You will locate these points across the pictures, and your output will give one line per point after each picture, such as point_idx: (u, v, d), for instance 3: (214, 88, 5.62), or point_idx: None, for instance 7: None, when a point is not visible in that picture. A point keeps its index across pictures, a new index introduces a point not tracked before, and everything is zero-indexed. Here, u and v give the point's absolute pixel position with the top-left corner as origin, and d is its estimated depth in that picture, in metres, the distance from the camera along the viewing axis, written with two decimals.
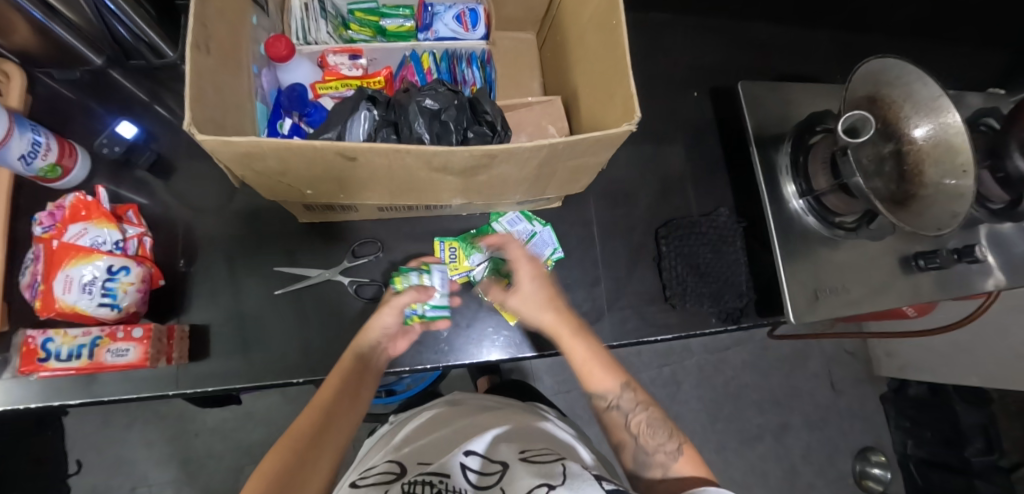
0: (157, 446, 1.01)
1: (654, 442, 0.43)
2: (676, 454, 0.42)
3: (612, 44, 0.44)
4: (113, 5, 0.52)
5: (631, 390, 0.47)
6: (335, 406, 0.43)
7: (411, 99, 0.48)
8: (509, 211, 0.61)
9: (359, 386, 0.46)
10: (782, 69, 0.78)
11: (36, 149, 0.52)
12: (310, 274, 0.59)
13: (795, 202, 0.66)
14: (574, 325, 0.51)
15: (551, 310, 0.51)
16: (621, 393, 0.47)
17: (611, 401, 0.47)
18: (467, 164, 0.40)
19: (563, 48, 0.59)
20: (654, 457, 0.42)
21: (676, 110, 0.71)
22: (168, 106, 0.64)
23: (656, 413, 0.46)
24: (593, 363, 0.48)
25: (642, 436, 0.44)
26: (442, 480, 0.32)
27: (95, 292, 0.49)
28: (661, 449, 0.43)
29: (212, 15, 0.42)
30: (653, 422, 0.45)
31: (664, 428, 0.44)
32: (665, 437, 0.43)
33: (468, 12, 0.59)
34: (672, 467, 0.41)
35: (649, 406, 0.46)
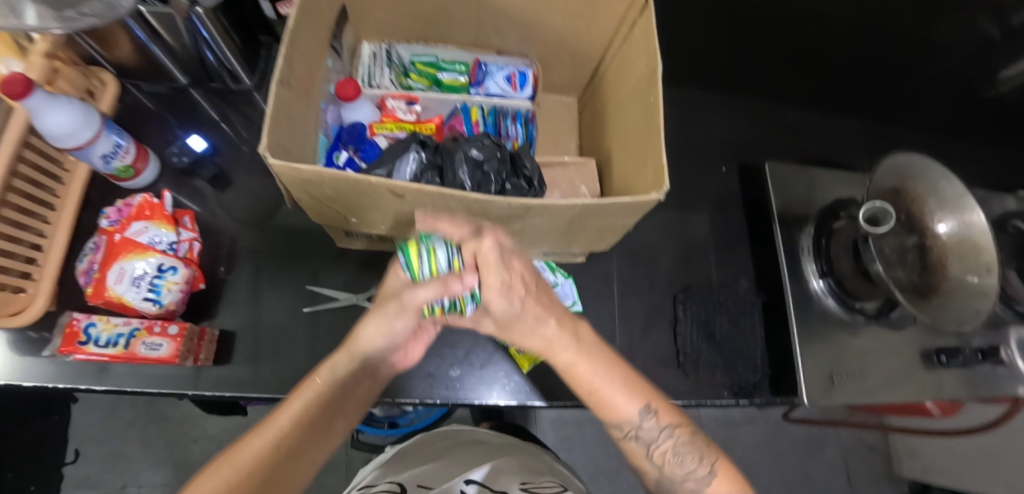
0: (155, 445, 1.02)
1: (681, 469, 0.42)
2: (708, 480, 0.41)
3: (647, 115, 0.48)
4: (207, 34, 0.59)
5: (655, 415, 0.43)
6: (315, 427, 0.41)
7: (459, 148, 0.53)
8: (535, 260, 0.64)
9: (343, 411, 0.44)
10: (812, 153, 0.81)
11: (117, 150, 0.58)
12: (338, 297, 0.62)
13: (815, 283, 0.67)
14: (576, 338, 0.44)
15: (548, 321, 0.42)
16: (640, 422, 0.43)
17: (628, 432, 0.43)
18: (503, 213, 0.43)
19: (602, 115, 0.64)
20: (682, 485, 0.42)
21: (704, 181, 0.74)
22: (234, 124, 0.70)
23: (686, 437, 0.43)
24: (628, 382, 0.44)
25: (668, 464, 0.43)
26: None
27: (143, 286, 0.53)
28: (691, 475, 0.41)
29: (297, 58, 0.48)
30: (680, 451, 0.42)
31: (693, 453, 0.42)
32: (695, 460, 0.42)
33: (518, 74, 0.64)
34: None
35: (676, 429, 0.43)
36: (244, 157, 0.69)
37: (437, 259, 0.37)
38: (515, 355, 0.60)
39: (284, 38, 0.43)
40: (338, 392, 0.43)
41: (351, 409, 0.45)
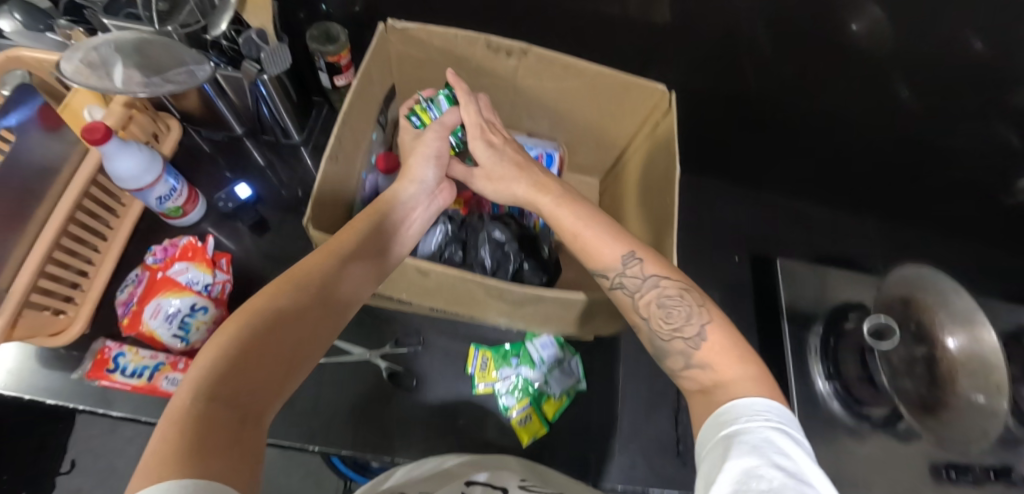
0: None
1: (670, 327, 0.41)
2: (700, 338, 0.39)
3: (662, 211, 0.51)
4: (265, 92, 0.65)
5: (639, 262, 0.43)
6: (290, 331, 0.35)
7: (484, 228, 0.57)
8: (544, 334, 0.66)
9: (324, 309, 0.38)
10: (822, 249, 0.83)
11: (171, 193, 0.63)
12: (353, 350, 0.64)
13: (821, 384, 0.68)
14: (556, 195, 0.50)
15: (524, 183, 0.52)
16: (624, 265, 0.43)
17: (614, 279, 0.43)
18: (519, 299, 0.46)
19: (621, 201, 0.68)
20: (672, 346, 0.41)
21: (718, 266, 0.75)
22: (279, 173, 0.76)
23: (676, 291, 0.41)
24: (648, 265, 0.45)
25: (655, 318, 0.42)
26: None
27: (174, 323, 0.57)
28: (682, 338, 0.40)
29: (347, 137, 0.53)
30: (666, 303, 0.41)
31: (681, 311, 0.40)
32: (693, 322, 0.40)
33: (546, 155, 0.69)
34: (694, 354, 0.39)
35: (662, 281, 0.42)
36: (282, 205, 0.74)
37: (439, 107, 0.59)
38: (517, 426, 0.60)
39: (337, 122, 0.48)
40: (303, 283, 0.38)
41: (337, 311, 0.40)
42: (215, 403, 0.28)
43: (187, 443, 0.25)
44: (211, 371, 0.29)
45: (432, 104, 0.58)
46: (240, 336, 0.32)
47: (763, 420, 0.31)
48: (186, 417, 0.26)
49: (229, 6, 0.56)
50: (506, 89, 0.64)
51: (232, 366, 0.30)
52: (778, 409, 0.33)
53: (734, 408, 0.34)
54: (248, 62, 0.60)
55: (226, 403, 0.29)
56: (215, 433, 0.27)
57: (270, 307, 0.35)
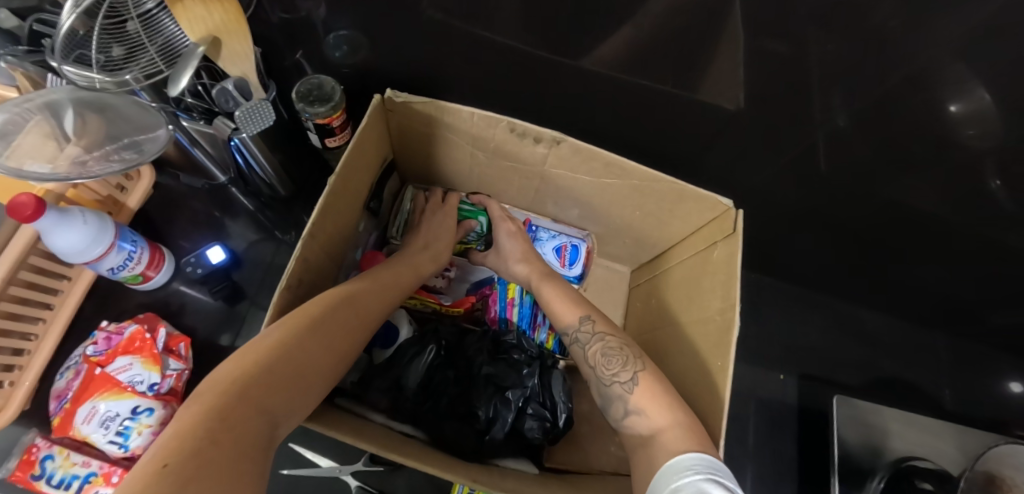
0: None
1: (610, 373, 0.40)
2: (633, 385, 0.38)
3: (707, 378, 0.39)
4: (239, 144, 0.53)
5: (593, 323, 0.45)
6: (321, 353, 0.31)
7: (481, 367, 0.47)
8: None
9: (364, 314, 0.38)
10: (879, 372, 0.71)
11: (127, 261, 0.54)
12: (321, 462, 0.55)
13: None
14: (544, 271, 0.52)
15: (522, 261, 0.53)
16: (579, 322, 0.45)
17: (571, 334, 0.45)
18: (530, 482, 0.37)
19: (654, 318, 0.56)
20: (613, 390, 0.39)
21: (758, 386, 0.67)
22: (267, 229, 0.66)
23: (617, 345, 0.41)
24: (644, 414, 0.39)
25: (600, 367, 0.41)
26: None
27: (112, 428, 0.48)
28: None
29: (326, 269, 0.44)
30: (608, 352, 0.41)
31: (619, 358, 0.40)
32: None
33: (569, 246, 0.60)
34: (631, 400, 0.37)
35: (607, 336, 0.43)
36: (263, 268, 0.64)
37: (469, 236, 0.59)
38: None
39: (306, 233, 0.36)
40: (340, 302, 0.35)
41: (370, 316, 0.38)
42: (253, 412, 0.23)
43: (217, 450, 0.19)
44: (249, 377, 0.25)
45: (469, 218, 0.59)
46: (284, 345, 0.28)
47: (695, 474, 0.27)
48: (217, 411, 0.21)
49: (193, 57, 0.42)
50: (531, 176, 0.53)
51: (263, 372, 0.26)
52: (712, 461, 0.29)
53: (671, 462, 0.29)
54: (221, 118, 0.51)
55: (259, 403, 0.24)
56: (242, 442, 0.21)
57: (315, 319, 0.31)
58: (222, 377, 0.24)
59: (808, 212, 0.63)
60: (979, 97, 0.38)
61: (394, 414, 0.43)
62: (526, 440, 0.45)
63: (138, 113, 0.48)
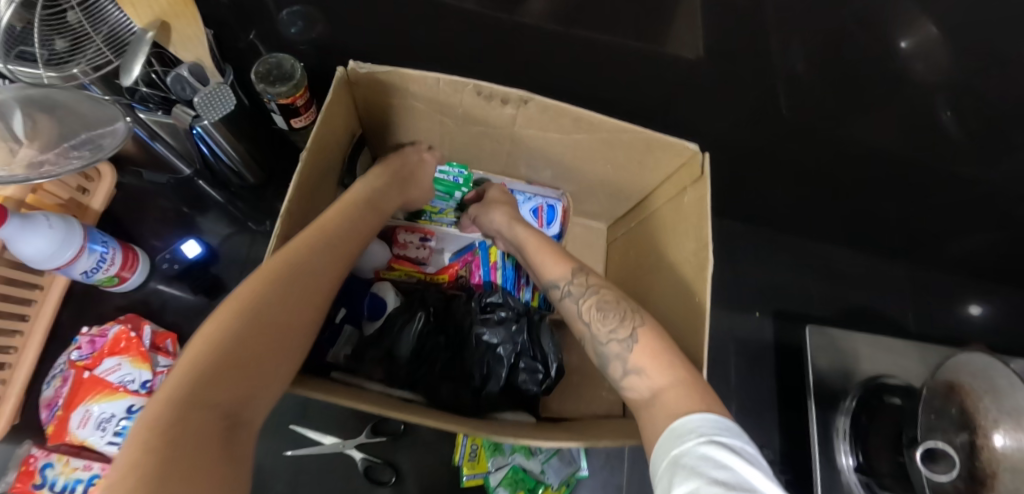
0: None
1: (606, 329, 0.37)
2: (631, 342, 0.35)
3: (692, 312, 0.41)
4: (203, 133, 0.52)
5: (585, 276, 0.43)
6: (290, 315, 0.28)
7: (469, 327, 0.48)
8: None
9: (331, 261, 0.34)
10: (847, 302, 0.76)
11: (100, 263, 0.53)
12: (323, 440, 0.55)
13: (850, 473, 0.61)
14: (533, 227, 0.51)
15: (503, 209, 0.52)
16: (571, 275, 0.43)
17: (562, 287, 0.43)
18: (523, 430, 0.38)
19: (636, 268, 0.57)
20: (609, 349, 0.36)
21: (738, 325, 0.70)
22: (238, 218, 0.65)
23: (613, 298, 0.39)
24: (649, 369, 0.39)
25: (595, 323, 0.38)
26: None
27: (109, 430, 0.48)
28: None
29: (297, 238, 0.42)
30: (603, 306, 0.39)
31: (616, 313, 0.38)
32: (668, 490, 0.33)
33: (547, 207, 0.60)
34: (630, 360, 0.35)
35: (601, 289, 0.40)
36: (241, 259, 0.64)
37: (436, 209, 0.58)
38: None
39: (282, 213, 0.34)
40: (303, 259, 0.31)
41: (337, 260, 0.34)
42: (211, 402, 0.21)
43: (164, 463, 0.17)
44: (205, 365, 0.22)
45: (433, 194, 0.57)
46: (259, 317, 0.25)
47: (697, 436, 0.26)
48: (169, 419, 0.18)
49: (142, 43, 0.42)
50: (502, 138, 0.53)
51: (224, 355, 0.23)
52: (719, 421, 0.27)
53: (674, 424, 0.28)
54: (180, 106, 0.50)
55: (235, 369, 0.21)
56: (207, 440, 0.19)
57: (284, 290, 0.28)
58: (171, 376, 0.21)
59: (772, 154, 0.65)
60: (926, 30, 0.40)
61: (390, 382, 0.44)
62: (523, 394, 0.46)
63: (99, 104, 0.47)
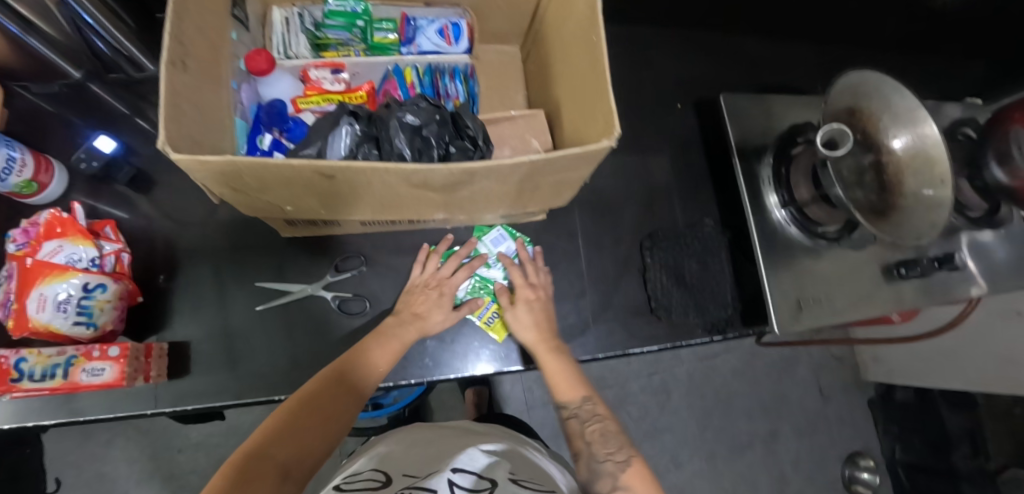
0: (159, 460, 1.05)
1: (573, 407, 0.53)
2: (625, 464, 0.45)
3: (596, 53, 0.44)
4: (91, 20, 0.52)
5: (580, 390, 0.54)
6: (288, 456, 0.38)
7: (392, 115, 0.49)
8: (493, 231, 0.65)
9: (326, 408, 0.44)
10: (761, 83, 0.81)
11: (11, 164, 0.50)
12: (291, 289, 0.60)
13: (777, 213, 0.68)
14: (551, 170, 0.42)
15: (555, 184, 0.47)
16: (579, 402, 0.53)
17: (571, 410, 0.53)
18: (446, 182, 0.41)
19: (547, 62, 0.59)
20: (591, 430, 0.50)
21: (662, 121, 0.75)
22: (149, 118, 0.65)
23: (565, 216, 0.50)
24: (563, 375, 0.55)
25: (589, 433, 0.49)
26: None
27: (70, 311, 0.48)
28: (611, 458, 0.46)
29: (191, 32, 0.41)
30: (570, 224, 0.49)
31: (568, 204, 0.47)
32: (616, 449, 0.47)
33: (451, 26, 0.60)
34: (620, 477, 0.44)
35: (598, 412, 0.52)
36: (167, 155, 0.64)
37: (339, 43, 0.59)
38: (486, 326, 0.61)
39: (161, 60, 0.35)
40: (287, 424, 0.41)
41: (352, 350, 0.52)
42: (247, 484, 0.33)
43: None
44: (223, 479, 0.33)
45: (331, 29, 0.58)
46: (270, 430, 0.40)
47: None
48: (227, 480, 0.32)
49: None
50: None
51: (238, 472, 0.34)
52: None
53: None
54: None
55: (283, 469, 0.36)
56: None
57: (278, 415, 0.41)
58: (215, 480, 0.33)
59: None
60: None
61: None
62: None
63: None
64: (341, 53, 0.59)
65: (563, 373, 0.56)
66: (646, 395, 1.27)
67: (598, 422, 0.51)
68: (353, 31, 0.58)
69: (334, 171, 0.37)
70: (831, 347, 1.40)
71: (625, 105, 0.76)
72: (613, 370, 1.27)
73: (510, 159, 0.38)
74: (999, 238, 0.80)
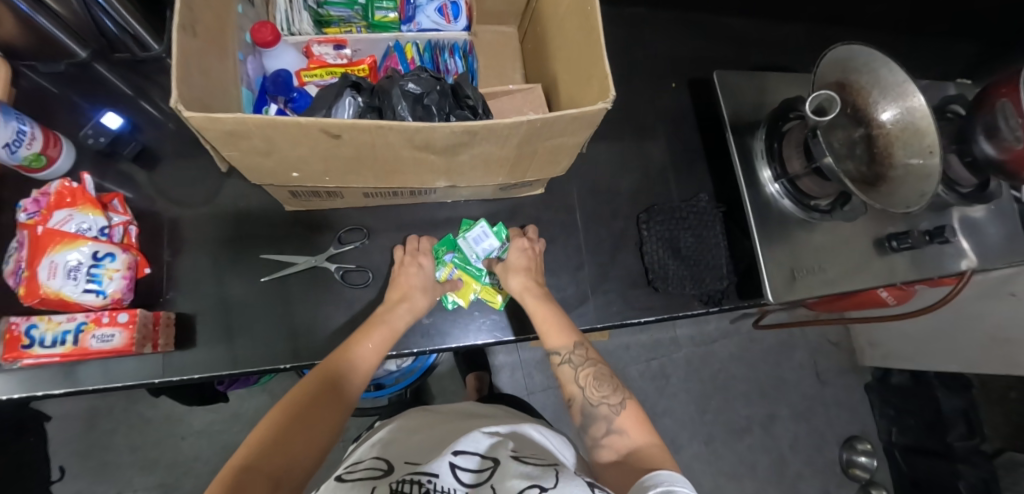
0: (162, 447, 1.06)
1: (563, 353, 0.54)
2: (618, 407, 0.48)
3: (590, 23, 0.45)
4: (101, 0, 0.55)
5: (582, 346, 0.55)
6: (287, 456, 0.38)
7: (395, 84, 0.50)
8: (476, 228, 0.65)
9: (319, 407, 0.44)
10: (753, 64, 0.83)
11: (21, 138, 0.52)
12: (295, 261, 0.62)
13: (771, 187, 0.69)
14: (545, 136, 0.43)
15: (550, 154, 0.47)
16: (572, 348, 0.54)
17: (564, 356, 0.54)
18: (447, 143, 0.41)
19: (542, 37, 0.61)
20: (599, 409, 0.48)
21: (655, 100, 0.77)
22: (153, 100, 0.67)
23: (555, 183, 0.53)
24: (551, 323, 0.56)
25: (589, 387, 0.51)
26: (430, 480, 0.35)
27: (81, 278, 0.50)
28: (605, 401, 0.49)
29: (200, 1, 0.42)
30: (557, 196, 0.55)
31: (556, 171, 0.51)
32: (609, 391, 0.50)
33: (450, 4, 0.62)
34: (614, 421, 0.47)
35: (596, 360, 0.53)
36: (173, 134, 0.66)
37: (339, 19, 0.61)
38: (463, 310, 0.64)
39: (172, 23, 0.36)
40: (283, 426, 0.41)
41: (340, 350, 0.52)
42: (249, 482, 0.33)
43: None
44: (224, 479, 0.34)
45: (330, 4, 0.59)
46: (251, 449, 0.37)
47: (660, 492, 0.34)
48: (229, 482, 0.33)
49: None
50: None
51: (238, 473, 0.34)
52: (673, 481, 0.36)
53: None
54: None
55: (272, 479, 0.35)
56: None
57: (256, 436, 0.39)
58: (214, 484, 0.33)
59: None
60: None
61: None
62: None
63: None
64: (343, 30, 0.62)
65: (554, 324, 0.56)
66: (645, 379, 1.28)
67: (592, 365, 0.53)
68: (354, 7, 0.59)
69: (340, 129, 0.37)
70: (828, 332, 1.41)
71: (620, 85, 0.77)
72: (612, 356, 1.28)
73: (508, 118, 0.38)
74: (987, 213, 0.82)
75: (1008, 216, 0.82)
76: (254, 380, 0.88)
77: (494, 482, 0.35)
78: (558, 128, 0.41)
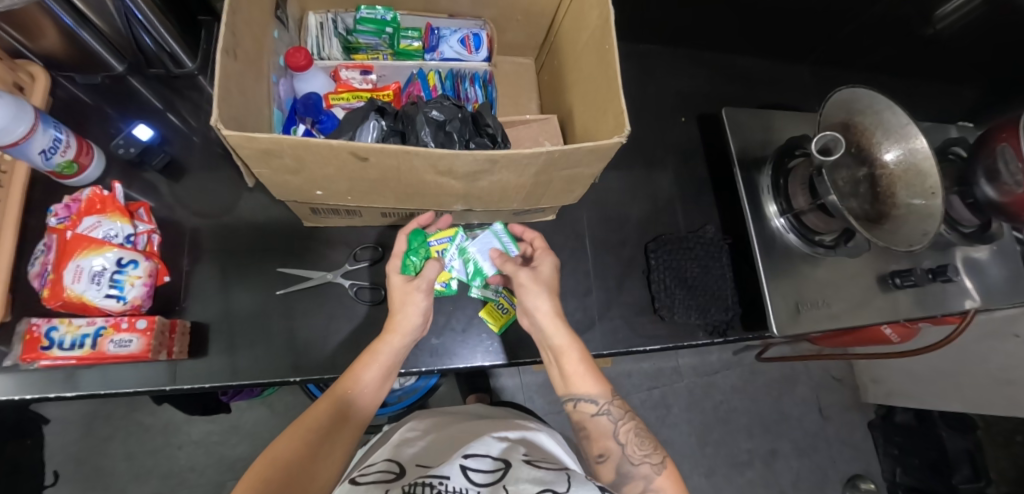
0: (157, 455, 1.05)
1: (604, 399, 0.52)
2: (660, 467, 0.48)
3: (608, 64, 0.48)
4: (142, 16, 0.58)
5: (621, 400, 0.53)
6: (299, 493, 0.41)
7: (418, 111, 0.52)
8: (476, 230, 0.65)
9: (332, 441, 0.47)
10: (760, 101, 0.86)
11: (57, 145, 0.54)
12: (311, 276, 0.63)
13: (777, 221, 0.71)
14: (574, 162, 0.44)
15: (571, 182, 0.49)
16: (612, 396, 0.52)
17: (602, 406, 0.52)
18: (468, 169, 0.43)
19: (559, 71, 0.64)
20: (639, 469, 0.48)
21: (666, 133, 0.80)
22: (180, 114, 0.69)
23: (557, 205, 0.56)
24: (591, 370, 0.53)
25: (630, 444, 0.50)
26: (441, 482, 0.37)
27: (103, 283, 0.51)
28: (647, 461, 0.49)
29: (242, 27, 0.45)
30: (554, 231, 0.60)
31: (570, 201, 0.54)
32: (651, 450, 0.50)
33: (472, 36, 0.65)
34: (655, 480, 0.47)
35: (635, 418, 0.52)
36: (198, 146, 0.69)
37: (366, 46, 0.64)
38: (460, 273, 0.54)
39: (219, 48, 0.38)
40: (300, 456, 0.43)
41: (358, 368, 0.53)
42: None
43: None
44: None
45: (357, 32, 0.62)
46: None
47: None
48: None
49: None
50: None
51: None
52: None
53: None
54: None
55: None
56: None
57: (258, 473, 0.41)
58: None
59: None
60: None
61: None
62: None
63: (31, 4, 0.49)
64: (370, 56, 0.64)
65: (585, 369, 0.53)
66: (646, 408, 1.27)
67: (630, 420, 0.52)
68: (382, 36, 0.62)
69: (368, 153, 0.38)
70: (831, 367, 1.40)
71: (632, 117, 0.80)
72: (613, 383, 1.27)
73: (529, 149, 0.40)
74: (988, 254, 0.83)
75: (1011, 257, 0.83)
76: (257, 392, 0.88)
77: (506, 484, 0.37)
78: (579, 159, 0.43)
